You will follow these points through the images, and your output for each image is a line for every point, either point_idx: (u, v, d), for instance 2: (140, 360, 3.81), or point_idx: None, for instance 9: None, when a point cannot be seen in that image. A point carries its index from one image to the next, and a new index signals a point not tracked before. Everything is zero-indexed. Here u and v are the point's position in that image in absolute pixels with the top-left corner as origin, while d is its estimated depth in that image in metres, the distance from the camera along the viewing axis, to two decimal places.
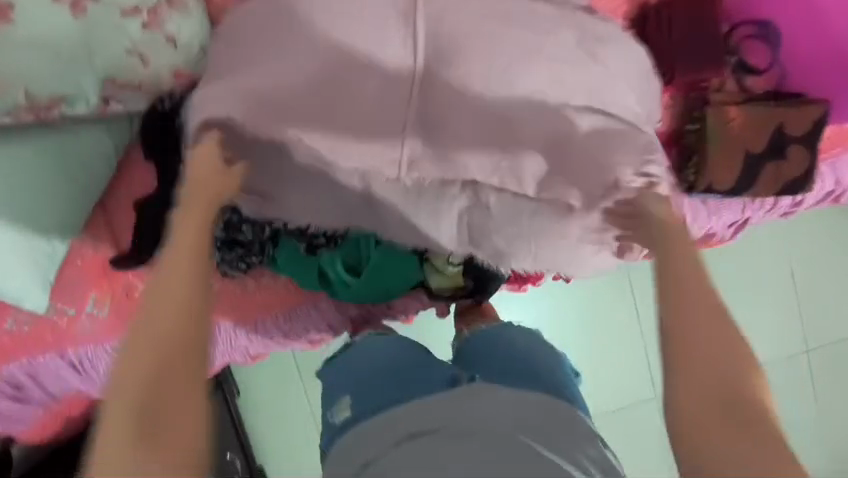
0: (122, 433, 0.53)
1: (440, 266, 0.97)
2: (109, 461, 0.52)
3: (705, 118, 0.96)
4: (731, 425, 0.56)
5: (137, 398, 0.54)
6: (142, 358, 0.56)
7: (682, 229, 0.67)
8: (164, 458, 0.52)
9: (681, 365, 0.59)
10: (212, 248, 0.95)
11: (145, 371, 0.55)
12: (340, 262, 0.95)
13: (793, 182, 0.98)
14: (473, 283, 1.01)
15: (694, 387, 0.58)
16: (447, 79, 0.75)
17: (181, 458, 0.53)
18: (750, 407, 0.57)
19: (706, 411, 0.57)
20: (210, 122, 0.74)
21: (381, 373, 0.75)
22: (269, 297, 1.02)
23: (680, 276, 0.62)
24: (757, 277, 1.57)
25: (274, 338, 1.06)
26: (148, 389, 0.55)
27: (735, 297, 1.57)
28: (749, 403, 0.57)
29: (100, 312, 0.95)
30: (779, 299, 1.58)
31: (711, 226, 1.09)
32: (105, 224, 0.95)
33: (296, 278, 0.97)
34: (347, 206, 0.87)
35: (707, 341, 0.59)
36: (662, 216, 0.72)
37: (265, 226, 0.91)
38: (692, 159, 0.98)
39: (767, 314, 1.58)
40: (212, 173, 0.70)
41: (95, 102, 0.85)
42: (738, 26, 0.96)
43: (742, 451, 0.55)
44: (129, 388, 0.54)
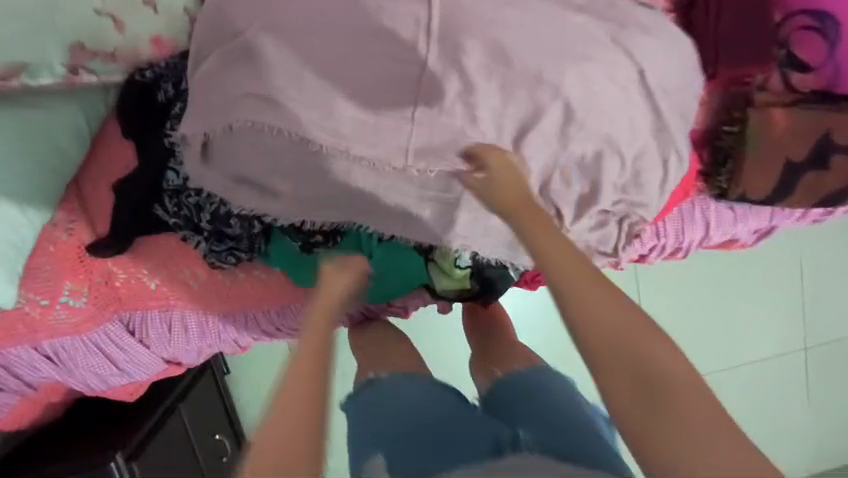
0: (279, 429, 0.55)
1: (446, 268, 0.90)
2: (263, 453, 0.54)
3: (748, 119, 0.87)
4: (662, 416, 0.52)
5: (299, 400, 0.56)
6: (306, 362, 0.58)
7: (528, 202, 0.64)
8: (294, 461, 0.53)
9: (598, 362, 0.54)
10: (198, 238, 0.87)
11: (308, 376, 0.58)
12: None
13: (836, 194, 0.90)
14: (480, 286, 0.94)
15: (614, 392, 0.54)
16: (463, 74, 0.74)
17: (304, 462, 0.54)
18: (669, 387, 0.52)
19: (638, 411, 0.53)
20: (225, 108, 0.74)
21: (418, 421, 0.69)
22: (261, 290, 0.96)
23: (543, 257, 0.59)
24: (761, 275, 1.55)
25: (265, 330, 1.01)
26: (310, 401, 0.56)
27: (736, 296, 1.55)
28: (666, 381, 0.53)
29: (76, 303, 0.88)
30: (780, 300, 1.56)
31: (734, 232, 1.03)
32: (81, 207, 0.87)
33: (289, 274, 0.89)
34: (349, 205, 0.79)
35: (587, 328, 0.55)
36: (498, 182, 0.66)
37: (255, 220, 0.83)
38: (727, 165, 0.90)
39: (767, 312, 1.57)
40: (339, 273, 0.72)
41: (61, 72, 0.74)
42: (793, 14, 0.84)
43: (677, 431, 0.51)
44: (292, 386, 0.57)
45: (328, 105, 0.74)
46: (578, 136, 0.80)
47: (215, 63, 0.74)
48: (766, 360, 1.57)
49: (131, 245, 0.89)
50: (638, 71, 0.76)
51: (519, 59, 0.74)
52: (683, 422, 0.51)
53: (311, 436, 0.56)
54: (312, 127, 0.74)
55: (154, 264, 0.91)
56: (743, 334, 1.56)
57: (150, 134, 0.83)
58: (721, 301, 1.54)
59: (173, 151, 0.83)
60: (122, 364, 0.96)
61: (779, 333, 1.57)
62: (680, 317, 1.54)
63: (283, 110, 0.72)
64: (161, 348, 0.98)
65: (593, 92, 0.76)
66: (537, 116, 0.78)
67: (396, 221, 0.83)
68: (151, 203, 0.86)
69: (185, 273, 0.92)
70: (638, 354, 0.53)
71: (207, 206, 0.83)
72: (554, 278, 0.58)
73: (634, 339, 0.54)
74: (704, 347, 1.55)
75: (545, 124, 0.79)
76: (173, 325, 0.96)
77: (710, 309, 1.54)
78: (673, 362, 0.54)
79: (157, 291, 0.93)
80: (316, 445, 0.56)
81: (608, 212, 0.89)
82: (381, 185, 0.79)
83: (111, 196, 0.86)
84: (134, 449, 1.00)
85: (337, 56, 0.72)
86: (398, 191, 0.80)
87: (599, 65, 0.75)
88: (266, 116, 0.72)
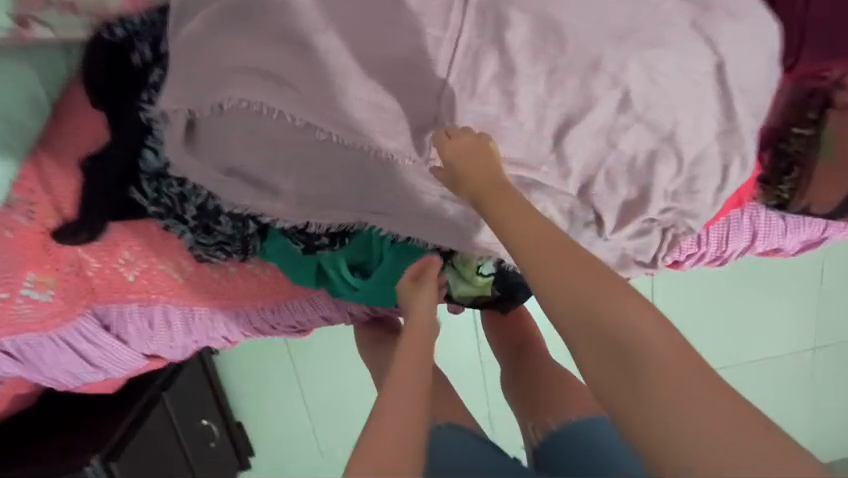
0: (388, 421, 0.48)
1: (465, 273, 0.79)
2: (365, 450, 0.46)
3: (824, 121, 0.75)
4: (652, 398, 0.44)
5: (400, 393, 0.50)
6: (409, 358, 0.54)
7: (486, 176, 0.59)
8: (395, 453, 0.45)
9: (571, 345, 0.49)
10: (182, 228, 0.75)
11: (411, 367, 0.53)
12: (344, 261, 0.76)
13: None
14: (501, 291, 0.84)
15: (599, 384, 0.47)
16: (508, 58, 0.61)
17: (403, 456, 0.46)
18: (653, 365, 0.45)
19: (627, 400, 0.45)
20: (213, 80, 0.59)
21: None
22: (254, 286, 0.85)
23: (504, 238, 0.55)
24: (789, 275, 1.44)
25: (259, 328, 0.91)
26: (415, 395, 0.51)
27: (757, 293, 1.45)
28: (650, 358, 0.45)
29: (41, 296, 0.77)
30: (806, 299, 1.46)
31: (782, 243, 0.93)
32: (42, 187, 0.72)
33: (288, 273, 0.79)
34: (359, 200, 0.68)
35: (556, 311, 0.50)
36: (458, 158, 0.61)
37: (250, 220, 0.71)
38: (792, 173, 0.79)
39: (788, 313, 1.47)
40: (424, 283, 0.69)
41: (9, 24, 0.64)
42: None
43: (668, 410, 0.43)
44: (399, 378, 0.52)
45: (342, 85, 0.60)
46: (631, 134, 0.68)
47: (202, 25, 0.59)
48: (779, 359, 1.51)
49: (104, 233, 0.76)
50: (718, 62, 0.64)
51: (573, 39, 0.61)
52: (682, 411, 0.42)
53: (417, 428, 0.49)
54: (320, 109, 0.61)
55: (131, 252, 0.79)
56: (758, 332, 1.49)
57: (123, 105, 0.69)
58: (739, 298, 1.45)
59: (151, 128, 0.69)
60: (97, 360, 0.86)
61: (795, 334, 1.49)
62: (695, 314, 1.46)
63: (286, 89, 0.60)
64: (141, 344, 0.88)
65: (656, 83, 0.64)
66: (588, 109, 0.65)
67: (414, 224, 0.71)
68: (127, 186, 0.73)
69: (168, 264, 0.81)
70: (619, 331, 0.46)
71: (193, 198, 0.71)
72: (515, 250, 0.55)
73: (600, 307, 0.48)
74: (714, 344, 1.49)
75: (595, 118, 0.66)
76: (154, 320, 0.86)
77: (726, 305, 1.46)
78: (653, 334, 0.46)
79: (135, 283, 0.82)
80: (418, 445, 0.48)
81: (654, 221, 0.79)
82: (399, 181, 0.67)
83: (79, 176, 0.72)
84: (114, 448, 0.92)
85: (349, 23, 0.58)
86: (419, 189, 0.68)
87: (669, 52, 0.62)
88: (263, 95, 0.59)
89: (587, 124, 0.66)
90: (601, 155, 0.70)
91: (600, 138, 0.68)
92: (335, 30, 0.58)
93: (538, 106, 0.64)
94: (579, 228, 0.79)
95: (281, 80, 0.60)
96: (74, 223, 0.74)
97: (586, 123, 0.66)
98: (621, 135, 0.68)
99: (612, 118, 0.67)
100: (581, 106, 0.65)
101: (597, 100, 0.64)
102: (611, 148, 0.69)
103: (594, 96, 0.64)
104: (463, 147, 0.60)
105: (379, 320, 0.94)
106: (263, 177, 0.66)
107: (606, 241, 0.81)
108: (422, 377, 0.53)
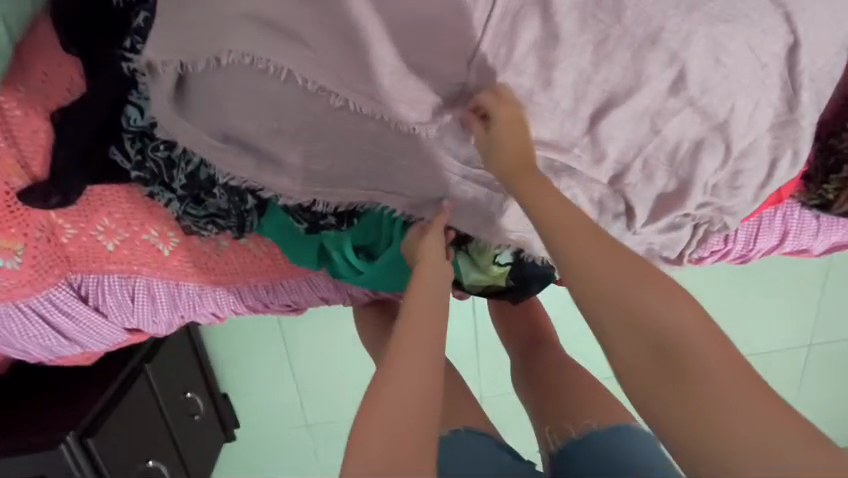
0: (388, 421, 0.45)
1: (478, 262, 0.73)
2: (365, 451, 0.44)
3: None
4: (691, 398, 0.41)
5: (405, 383, 0.47)
6: (413, 335, 0.50)
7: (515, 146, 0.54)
8: (398, 453, 0.43)
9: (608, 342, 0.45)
10: (169, 196, 0.66)
11: (417, 347, 0.49)
12: (350, 243, 0.69)
13: None
14: (514, 282, 0.78)
15: (634, 384, 0.44)
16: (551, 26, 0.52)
17: (404, 456, 0.43)
18: (691, 364, 0.42)
19: (664, 400, 0.42)
20: (209, 31, 0.50)
21: None
22: (248, 262, 0.78)
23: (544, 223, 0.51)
24: (797, 273, 1.39)
25: (252, 306, 0.84)
26: (422, 380, 0.47)
27: (765, 288, 1.41)
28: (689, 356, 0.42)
29: (9, 263, 0.68)
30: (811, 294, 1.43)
31: (811, 244, 0.88)
32: (7, 142, 0.63)
33: (286, 252, 0.72)
34: (372, 178, 0.61)
35: (586, 303, 0.46)
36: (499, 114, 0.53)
37: (248, 194, 0.63)
38: (840, 173, 0.72)
39: (791, 311, 1.44)
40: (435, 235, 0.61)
41: None
42: None
43: (708, 413, 0.40)
44: (397, 367, 0.48)
45: (359, 46, 0.51)
46: (679, 120, 0.61)
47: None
48: (775, 354, 1.49)
49: (79, 197, 0.68)
50: (790, 43, 0.57)
51: (632, 6, 0.52)
52: (724, 412, 0.40)
53: (425, 417, 0.46)
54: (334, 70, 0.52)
55: (111, 218, 0.71)
56: (761, 326, 1.45)
57: (103, 52, 0.59)
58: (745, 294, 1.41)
59: (135, 80, 0.59)
60: (73, 334, 0.79)
61: (795, 332, 1.47)
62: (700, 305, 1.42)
63: (292, 44, 0.51)
64: (121, 318, 0.80)
65: (716, 64, 0.57)
66: (636, 89, 0.57)
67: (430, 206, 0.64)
68: (106, 146, 0.64)
69: (152, 234, 0.73)
70: (658, 327, 0.44)
71: (183, 164, 0.62)
72: (551, 239, 0.50)
73: (642, 302, 0.44)
74: None
75: (642, 100, 0.58)
76: (137, 293, 0.78)
77: (733, 299, 1.41)
78: (692, 333, 0.43)
79: (116, 252, 0.74)
80: (425, 438, 0.45)
81: (689, 216, 0.73)
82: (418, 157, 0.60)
83: (50, 129, 0.63)
84: (90, 424, 0.86)
85: None
86: (439, 167, 0.61)
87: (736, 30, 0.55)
88: (266, 49, 0.50)
89: (633, 106, 0.59)
90: (644, 142, 0.63)
91: (645, 123, 0.61)
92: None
93: (582, 80, 0.56)
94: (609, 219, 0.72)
95: (291, 32, 0.50)
96: (44, 183, 0.65)
97: (631, 105, 0.59)
98: (668, 121, 0.61)
99: (661, 100, 0.59)
100: (627, 85, 0.57)
101: (649, 80, 0.57)
102: (656, 135, 0.62)
103: (646, 74, 0.56)
104: (510, 114, 0.53)
105: (381, 302, 0.88)
106: (262, 146, 0.58)
107: (635, 235, 0.74)
108: (432, 359, 0.49)
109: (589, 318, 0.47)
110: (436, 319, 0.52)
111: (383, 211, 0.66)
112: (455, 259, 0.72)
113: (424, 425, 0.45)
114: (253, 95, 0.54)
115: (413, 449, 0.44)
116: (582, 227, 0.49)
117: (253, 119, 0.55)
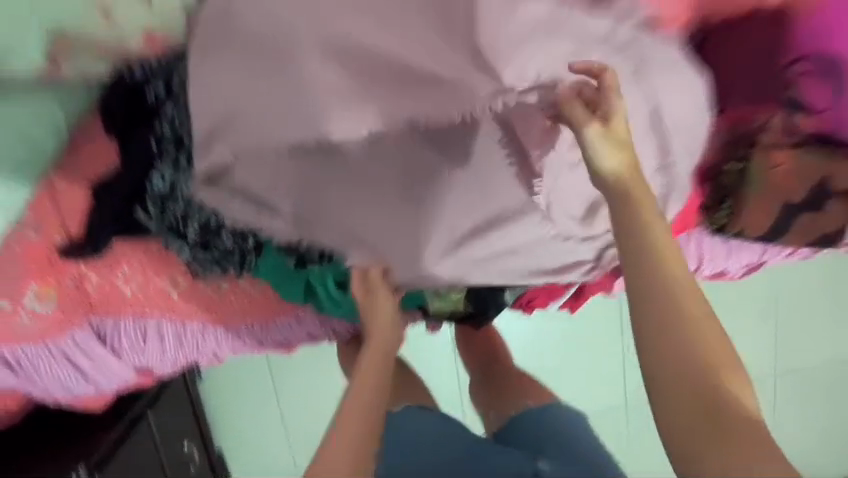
0: (337, 440, 0.61)
1: (440, 290, 0.87)
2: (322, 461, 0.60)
3: (750, 158, 0.87)
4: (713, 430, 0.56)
5: (354, 411, 0.63)
6: (362, 379, 0.67)
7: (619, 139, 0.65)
8: (345, 458, 0.60)
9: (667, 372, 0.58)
10: (182, 244, 0.81)
11: (365, 387, 0.66)
12: (331, 277, 0.83)
13: (827, 237, 0.91)
14: (474, 308, 0.91)
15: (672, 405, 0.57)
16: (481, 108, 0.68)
17: (350, 461, 0.60)
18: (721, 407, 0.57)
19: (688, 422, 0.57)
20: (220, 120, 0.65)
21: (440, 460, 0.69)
22: (245, 302, 0.90)
23: (643, 270, 0.60)
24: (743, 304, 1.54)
25: (248, 344, 0.97)
26: (366, 410, 0.64)
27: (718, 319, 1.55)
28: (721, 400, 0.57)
29: (43, 308, 0.83)
30: (766, 319, 1.56)
31: (724, 265, 1.05)
32: (53, 207, 0.79)
33: (279, 289, 0.86)
34: (346, 218, 0.75)
35: (672, 343, 0.58)
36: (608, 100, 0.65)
37: (249, 235, 0.78)
38: (726, 202, 0.93)
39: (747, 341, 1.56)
40: (383, 302, 0.80)
41: (37, 59, 0.69)
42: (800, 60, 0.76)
43: (721, 441, 0.55)
44: (351, 399, 0.65)
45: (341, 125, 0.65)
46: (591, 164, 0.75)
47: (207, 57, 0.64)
48: None
49: (106, 249, 0.83)
50: (657, 108, 0.76)
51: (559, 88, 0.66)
52: (734, 443, 0.55)
53: (367, 437, 0.62)
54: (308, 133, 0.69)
55: (130, 267, 0.85)
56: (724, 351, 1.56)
57: (137, 133, 0.76)
58: None
59: (161, 154, 0.76)
60: (90, 372, 0.91)
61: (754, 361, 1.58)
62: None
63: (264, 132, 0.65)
64: (133, 358, 0.92)
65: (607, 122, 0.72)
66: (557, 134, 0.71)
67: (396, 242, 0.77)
68: (132, 205, 0.79)
69: (165, 279, 0.87)
70: (711, 374, 0.57)
71: (196, 216, 0.78)
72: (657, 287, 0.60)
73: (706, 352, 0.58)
74: None
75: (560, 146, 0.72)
76: (148, 334, 0.91)
77: None
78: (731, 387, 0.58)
79: (132, 297, 0.87)
80: (366, 448, 0.61)
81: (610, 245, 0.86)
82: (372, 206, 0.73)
83: (88, 196, 0.79)
84: (97, 463, 0.95)
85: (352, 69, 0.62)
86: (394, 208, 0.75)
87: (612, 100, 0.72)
88: (269, 125, 0.65)
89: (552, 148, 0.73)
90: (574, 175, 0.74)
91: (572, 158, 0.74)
92: (339, 69, 0.62)
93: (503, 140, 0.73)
94: None
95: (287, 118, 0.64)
96: (79, 238, 0.80)
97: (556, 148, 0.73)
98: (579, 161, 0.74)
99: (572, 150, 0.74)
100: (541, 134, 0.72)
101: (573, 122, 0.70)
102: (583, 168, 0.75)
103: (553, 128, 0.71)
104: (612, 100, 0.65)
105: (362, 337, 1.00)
106: (264, 199, 0.73)
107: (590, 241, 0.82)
108: (376, 394, 0.66)
109: (670, 356, 0.58)
110: (381, 369, 0.70)
111: None
112: (421, 291, 0.85)
113: (368, 442, 0.62)
114: (256, 160, 0.70)
115: (356, 456, 0.60)
116: (686, 285, 0.60)
117: (255, 178, 0.71)
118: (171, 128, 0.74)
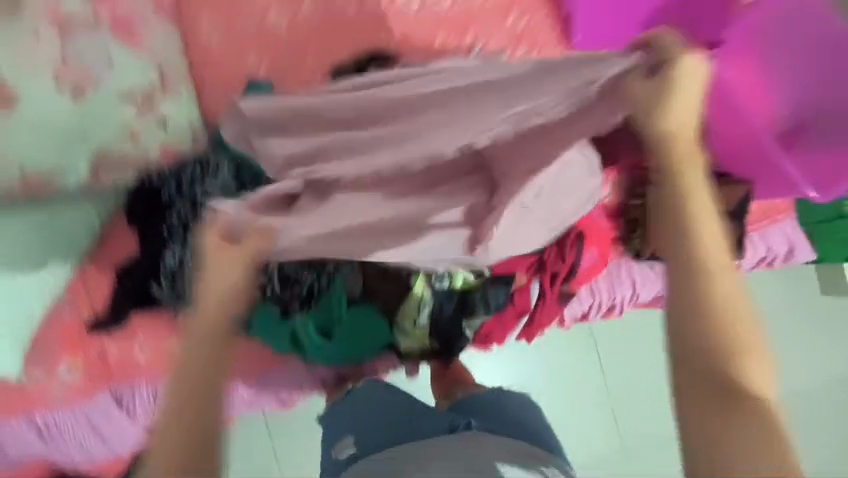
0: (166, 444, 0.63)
1: (406, 328, 1.02)
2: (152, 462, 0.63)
3: (648, 194, 1.06)
4: (723, 410, 0.53)
5: (175, 402, 0.64)
6: (185, 374, 0.66)
7: (682, 119, 0.57)
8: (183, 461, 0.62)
9: (680, 343, 0.56)
10: (188, 312, 0.98)
11: (184, 379, 0.65)
12: (314, 324, 0.99)
13: (729, 251, 1.09)
14: (439, 344, 1.05)
15: (686, 374, 0.55)
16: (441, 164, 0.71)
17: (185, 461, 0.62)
18: (739, 393, 0.54)
19: (699, 398, 0.54)
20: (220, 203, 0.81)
21: (385, 425, 0.79)
22: (241, 358, 1.03)
23: (686, 236, 0.57)
24: None
25: (245, 400, 1.06)
26: (191, 410, 0.64)
27: None
28: (740, 386, 0.54)
29: (71, 377, 0.97)
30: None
31: (658, 289, 1.19)
32: (85, 288, 0.97)
33: (270, 342, 1.01)
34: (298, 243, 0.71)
35: (700, 311, 0.56)
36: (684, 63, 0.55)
37: (244, 293, 0.96)
38: (636, 232, 1.08)
39: None
40: (226, 261, 0.68)
41: (84, 176, 0.89)
42: None
43: (724, 431, 0.52)
44: (179, 387, 0.66)
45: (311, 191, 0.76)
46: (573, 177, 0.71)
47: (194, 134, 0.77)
48: None
49: (125, 321, 0.99)
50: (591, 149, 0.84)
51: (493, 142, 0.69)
52: (745, 433, 0.52)
53: (194, 437, 0.64)
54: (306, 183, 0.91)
55: (143, 336, 1.01)
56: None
57: (152, 223, 0.96)
58: None
59: (171, 237, 0.95)
60: (106, 435, 1.03)
61: None
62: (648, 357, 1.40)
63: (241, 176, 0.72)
64: (144, 418, 1.04)
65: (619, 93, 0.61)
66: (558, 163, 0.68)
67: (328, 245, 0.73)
68: (149, 281, 0.98)
69: (171, 345, 1.01)
70: (734, 355, 0.55)
71: (198, 285, 0.95)
72: (692, 251, 0.57)
73: (733, 331, 0.55)
74: None
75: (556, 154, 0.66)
76: (157, 396, 1.03)
77: None
78: (754, 380, 0.55)
79: (144, 363, 1.01)
80: (194, 445, 0.63)
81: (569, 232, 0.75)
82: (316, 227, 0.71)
83: (113, 276, 0.98)
84: None
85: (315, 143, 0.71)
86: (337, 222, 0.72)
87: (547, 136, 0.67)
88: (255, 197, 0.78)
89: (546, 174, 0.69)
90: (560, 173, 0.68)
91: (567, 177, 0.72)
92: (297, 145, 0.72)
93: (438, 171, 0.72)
94: (492, 282, 1.03)
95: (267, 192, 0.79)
96: (102, 314, 0.97)
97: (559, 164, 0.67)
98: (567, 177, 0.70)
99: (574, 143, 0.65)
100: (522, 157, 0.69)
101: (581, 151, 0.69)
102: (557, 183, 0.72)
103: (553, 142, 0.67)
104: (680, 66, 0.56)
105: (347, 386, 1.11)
106: None
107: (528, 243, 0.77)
108: (203, 385, 0.66)
109: (691, 321, 0.56)
110: (214, 355, 0.67)
111: (325, 294, 0.97)
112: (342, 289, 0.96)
113: (196, 442, 0.64)
114: None
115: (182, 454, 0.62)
116: (723, 260, 0.57)
117: None
118: (179, 215, 0.94)
